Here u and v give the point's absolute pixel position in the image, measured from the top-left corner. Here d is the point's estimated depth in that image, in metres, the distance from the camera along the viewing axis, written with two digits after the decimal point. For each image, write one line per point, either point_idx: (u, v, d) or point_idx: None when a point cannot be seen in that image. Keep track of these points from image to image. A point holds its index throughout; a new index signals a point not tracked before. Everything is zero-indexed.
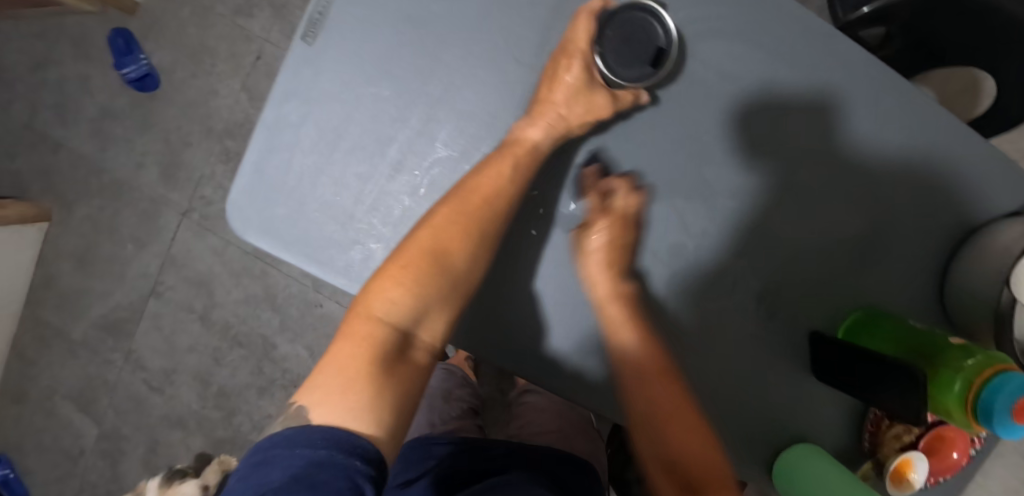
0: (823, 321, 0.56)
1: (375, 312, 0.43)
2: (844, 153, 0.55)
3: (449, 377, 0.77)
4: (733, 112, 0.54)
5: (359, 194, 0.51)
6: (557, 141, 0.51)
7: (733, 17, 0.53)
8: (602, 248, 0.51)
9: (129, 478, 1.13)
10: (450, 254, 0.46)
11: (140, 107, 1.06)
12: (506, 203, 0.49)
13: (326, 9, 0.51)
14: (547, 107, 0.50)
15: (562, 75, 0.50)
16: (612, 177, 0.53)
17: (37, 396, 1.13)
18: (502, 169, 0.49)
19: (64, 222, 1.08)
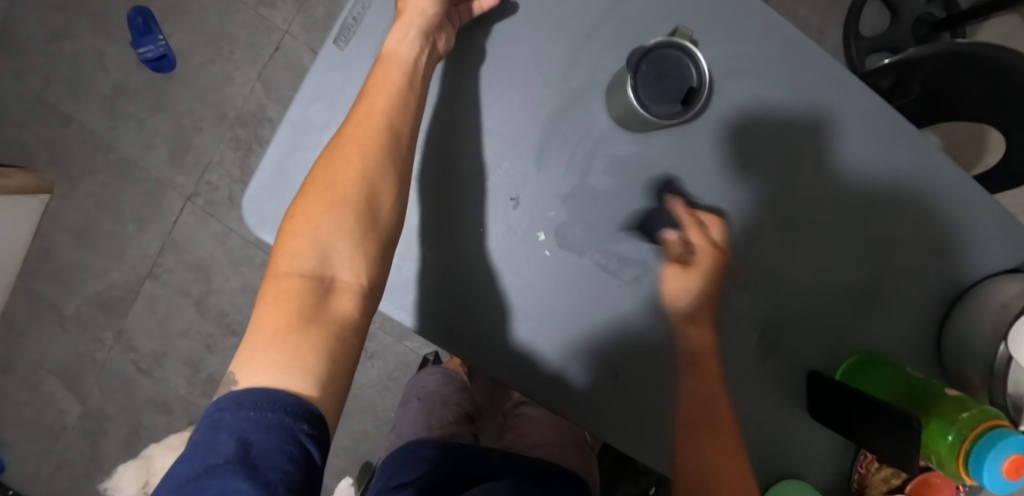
0: (822, 361, 0.57)
1: (283, 267, 0.41)
2: (846, 187, 0.56)
3: (447, 382, 0.78)
4: (752, 151, 0.54)
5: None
6: (422, 42, 0.48)
7: (760, 57, 0.54)
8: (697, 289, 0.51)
9: (109, 458, 1.12)
10: (343, 186, 0.43)
11: (154, 87, 1.05)
12: (398, 129, 0.46)
13: (361, 16, 0.52)
14: (402, 18, 0.49)
15: None
16: (703, 213, 0.52)
17: (21, 369, 1.12)
18: (383, 99, 0.46)
19: (66, 196, 1.08)
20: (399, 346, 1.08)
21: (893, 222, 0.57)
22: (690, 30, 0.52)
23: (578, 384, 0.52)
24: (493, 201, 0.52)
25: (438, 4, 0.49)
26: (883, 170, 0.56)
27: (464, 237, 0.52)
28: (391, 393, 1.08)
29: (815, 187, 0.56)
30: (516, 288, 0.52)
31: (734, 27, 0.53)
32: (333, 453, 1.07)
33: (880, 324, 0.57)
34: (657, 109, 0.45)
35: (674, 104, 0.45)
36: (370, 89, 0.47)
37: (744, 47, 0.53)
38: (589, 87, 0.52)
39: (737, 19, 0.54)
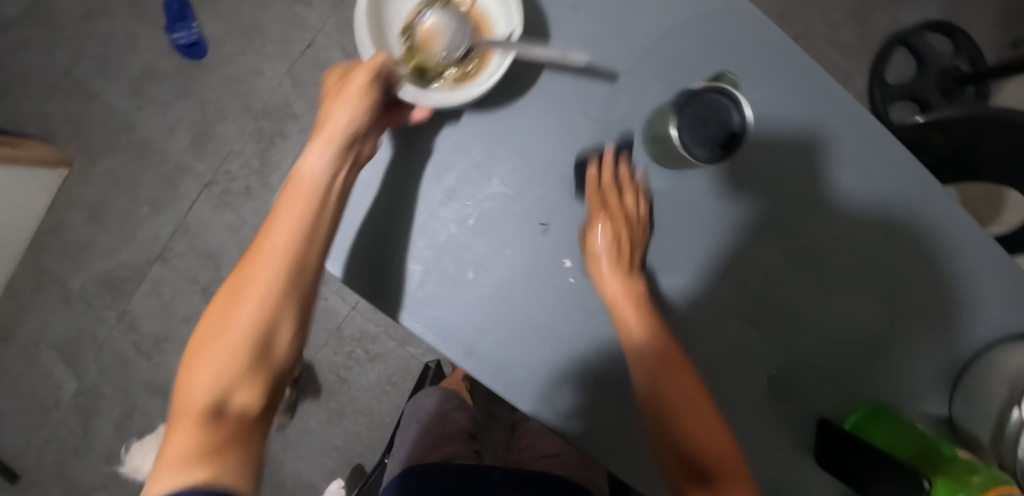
0: (830, 409, 0.57)
1: (183, 399, 0.38)
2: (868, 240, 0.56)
3: (446, 399, 0.77)
4: (785, 197, 0.55)
5: (409, 211, 0.50)
6: (341, 156, 0.44)
7: (801, 104, 0.53)
8: (608, 246, 0.49)
9: (101, 436, 1.12)
10: (243, 309, 0.40)
11: (182, 73, 1.06)
12: (310, 241, 0.42)
13: None
14: (319, 134, 0.44)
15: (333, 95, 0.46)
16: (619, 170, 0.51)
17: (21, 341, 1.12)
18: (291, 223, 0.42)
19: (84, 172, 1.08)
20: (401, 352, 1.07)
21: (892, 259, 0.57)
22: (735, 75, 0.52)
23: (594, 417, 0.51)
24: (521, 224, 0.50)
25: (360, 119, 0.44)
26: (901, 214, 0.56)
27: (488, 256, 0.50)
28: (389, 397, 1.07)
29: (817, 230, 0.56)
30: (536, 313, 0.50)
31: (779, 70, 0.53)
32: (324, 452, 1.07)
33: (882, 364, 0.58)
34: (696, 153, 0.43)
35: (712, 149, 0.43)
36: (275, 212, 0.43)
37: (786, 94, 0.53)
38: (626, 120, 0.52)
39: (781, 62, 0.53)
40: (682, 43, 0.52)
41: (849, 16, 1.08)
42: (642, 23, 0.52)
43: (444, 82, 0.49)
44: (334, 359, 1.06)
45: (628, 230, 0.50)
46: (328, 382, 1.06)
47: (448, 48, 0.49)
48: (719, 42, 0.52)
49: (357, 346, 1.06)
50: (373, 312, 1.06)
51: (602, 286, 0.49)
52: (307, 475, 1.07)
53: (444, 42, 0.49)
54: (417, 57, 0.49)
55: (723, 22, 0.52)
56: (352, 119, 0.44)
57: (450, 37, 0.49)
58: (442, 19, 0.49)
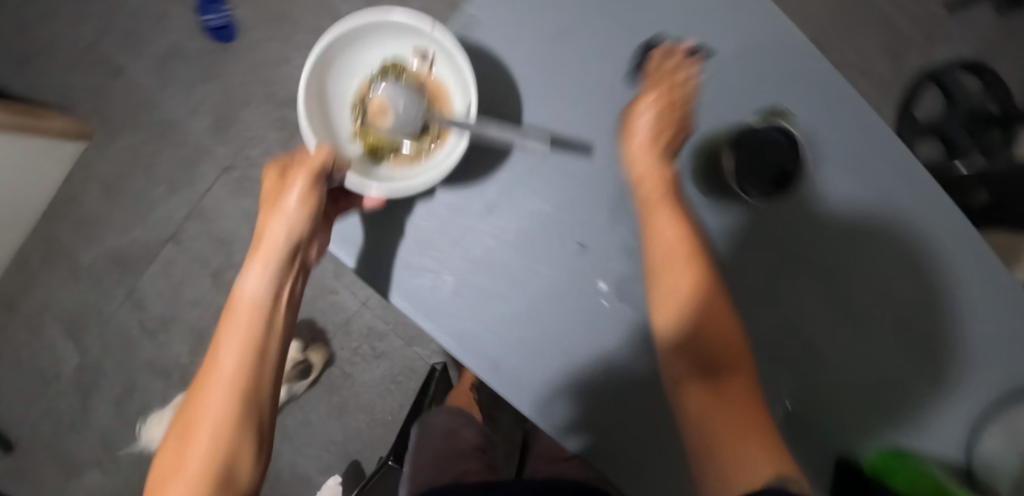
0: (851, 447, 0.54)
1: None
2: (904, 283, 0.53)
3: (457, 417, 0.77)
4: (829, 233, 0.53)
5: (449, 224, 0.49)
6: (283, 271, 0.44)
7: (854, 141, 0.51)
8: (652, 115, 0.46)
9: (99, 413, 1.12)
10: (196, 442, 0.41)
11: (210, 55, 1.05)
12: (257, 364, 0.43)
13: (463, 36, 0.50)
14: (257, 256, 0.43)
15: (269, 202, 0.44)
16: (680, 52, 0.48)
17: (28, 311, 1.11)
18: (233, 351, 0.42)
19: (103, 147, 1.08)
20: (408, 352, 1.06)
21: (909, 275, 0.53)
22: (793, 114, 0.51)
23: (616, 446, 0.49)
24: (561, 245, 0.49)
25: (299, 231, 0.43)
26: (939, 256, 0.53)
27: (524, 275, 0.49)
28: (391, 397, 1.06)
29: (824, 254, 0.53)
30: (564, 334, 0.49)
31: (835, 107, 0.51)
32: (322, 446, 1.07)
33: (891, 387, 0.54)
34: (751, 193, 0.47)
35: (764, 189, 0.46)
36: (218, 338, 0.43)
37: (840, 133, 0.51)
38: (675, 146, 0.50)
39: (840, 98, 0.51)
40: (734, 74, 0.51)
41: (884, 49, 1.07)
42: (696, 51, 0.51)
43: (399, 160, 0.49)
44: (340, 353, 1.06)
45: (678, 106, 0.47)
46: (332, 376, 1.06)
47: (399, 124, 0.48)
48: (772, 74, 0.51)
49: (364, 342, 1.06)
50: (382, 310, 1.05)
51: (635, 155, 0.46)
52: (303, 468, 1.07)
53: (395, 119, 0.48)
54: (369, 136, 0.49)
55: (781, 57, 0.51)
56: (293, 234, 0.43)
57: (400, 111, 0.48)
58: (393, 92, 0.49)
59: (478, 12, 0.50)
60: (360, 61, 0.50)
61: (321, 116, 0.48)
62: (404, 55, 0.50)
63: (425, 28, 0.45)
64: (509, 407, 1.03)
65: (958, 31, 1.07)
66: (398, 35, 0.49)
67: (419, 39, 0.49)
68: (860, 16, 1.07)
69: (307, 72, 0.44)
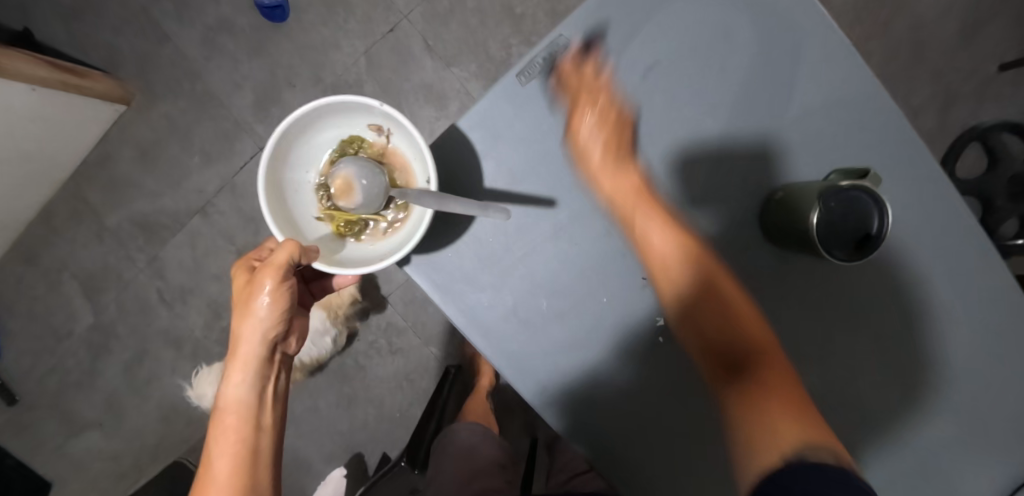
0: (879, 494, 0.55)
1: None
2: (950, 342, 0.54)
3: (480, 435, 0.79)
4: (884, 292, 0.53)
5: (511, 243, 0.51)
6: (264, 365, 0.47)
7: (925, 206, 0.52)
8: (593, 124, 0.51)
9: (106, 375, 1.11)
10: None
11: (260, 32, 1.05)
12: (253, 453, 0.47)
13: (552, 57, 0.50)
14: (235, 361, 0.46)
15: (237, 307, 0.46)
16: (591, 56, 0.50)
17: (47, 265, 1.11)
18: (229, 444, 0.46)
19: (142, 112, 1.07)
20: (424, 351, 1.05)
21: (946, 316, 0.53)
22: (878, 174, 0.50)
23: (651, 471, 0.52)
24: (624, 276, 0.51)
25: (278, 326, 0.46)
26: (989, 317, 0.53)
27: (582, 303, 0.51)
28: (401, 393, 1.06)
29: (864, 301, 0.53)
30: (610, 359, 0.52)
31: (909, 167, 0.51)
32: (327, 435, 1.06)
33: (909, 422, 0.55)
34: (834, 253, 0.44)
35: (847, 250, 0.43)
36: (212, 446, 0.46)
37: (910, 196, 0.51)
38: (740, 190, 0.52)
39: (915, 159, 0.51)
40: (818, 126, 0.51)
41: (934, 102, 1.07)
42: (786, 98, 0.51)
43: (371, 235, 0.51)
44: (356, 345, 1.05)
45: (607, 98, 0.51)
46: (345, 366, 1.06)
47: (363, 201, 0.48)
48: (851, 127, 0.51)
49: (381, 336, 1.05)
50: (404, 306, 1.05)
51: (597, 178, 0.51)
52: (305, 454, 1.07)
53: (360, 195, 0.48)
54: (337, 218, 0.50)
55: (869, 115, 0.51)
56: (273, 330, 0.46)
57: (364, 187, 0.48)
58: (351, 171, 0.49)
59: (568, 32, 0.49)
60: (317, 145, 0.50)
61: (285, 206, 0.48)
62: (360, 131, 0.50)
63: (372, 104, 0.46)
64: (519, 417, 1.03)
65: (1013, 93, 1.06)
66: (349, 115, 0.49)
67: (371, 117, 0.48)
68: (913, 66, 1.07)
69: (263, 171, 0.45)
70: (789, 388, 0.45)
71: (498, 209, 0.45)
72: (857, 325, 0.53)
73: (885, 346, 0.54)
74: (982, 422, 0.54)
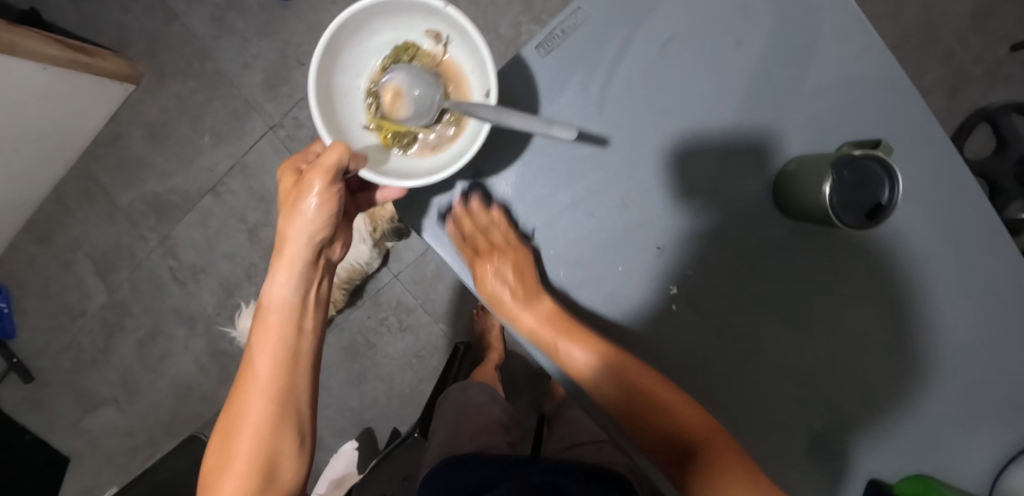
0: (885, 471, 0.56)
1: None
2: (957, 313, 0.55)
3: (487, 395, 0.79)
4: (891, 264, 0.54)
5: (530, 214, 0.53)
6: (309, 266, 0.48)
7: (932, 178, 0.53)
8: (502, 278, 0.52)
9: (120, 353, 1.13)
10: (245, 421, 0.46)
11: (269, 11, 1.05)
12: (293, 352, 0.48)
13: (570, 30, 0.51)
14: (281, 261, 0.47)
15: (288, 204, 0.46)
16: (471, 207, 0.53)
17: (59, 245, 1.12)
18: (269, 339, 0.47)
19: (152, 91, 1.08)
20: (433, 328, 1.07)
21: (952, 288, 0.54)
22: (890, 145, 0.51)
23: None
24: (639, 247, 0.52)
25: (325, 230, 0.47)
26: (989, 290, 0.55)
27: (597, 274, 0.53)
28: (411, 370, 1.08)
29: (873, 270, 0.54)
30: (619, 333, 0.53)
31: (920, 141, 0.52)
32: (338, 411, 1.08)
33: (918, 398, 0.56)
34: (845, 219, 0.43)
35: (859, 217, 0.43)
36: (256, 338, 0.47)
37: (920, 172, 0.53)
38: (754, 176, 0.52)
39: (927, 131, 0.52)
40: (834, 98, 0.51)
41: (945, 83, 1.07)
42: (801, 69, 0.51)
43: (418, 150, 0.50)
44: (366, 322, 1.07)
45: (507, 254, 0.52)
46: (356, 343, 1.07)
47: (414, 112, 0.49)
48: (865, 102, 0.51)
49: (391, 313, 1.07)
50: (413, 284, 1.06)
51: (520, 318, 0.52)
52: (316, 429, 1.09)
53: (411, 107, 0.49)
54: (385, 128, 0.50)
55: (881, 87, 0.51)
56: (321, 230, 0.47)
57: (415, 98, 0.49)
58: (404, 81, 0.49)
59: (585, 7, 0.51)
60: (370, 48, 0.50)
61: (336, 115, 0.48)
62: (416, 39, 0.50)
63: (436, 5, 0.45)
64: (527, 394, 1.05)
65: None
66: (407, 18, 0.49)
67: (431, 22, 0.48)
68: (923, 48, 1.07)
69: (313, 75, 0.45)
70: (729, 469, 0.46)
71: (560, 126, 0.44)
72: (864, 298, 0.55)
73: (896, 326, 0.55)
74: (985, 395, 0.56)
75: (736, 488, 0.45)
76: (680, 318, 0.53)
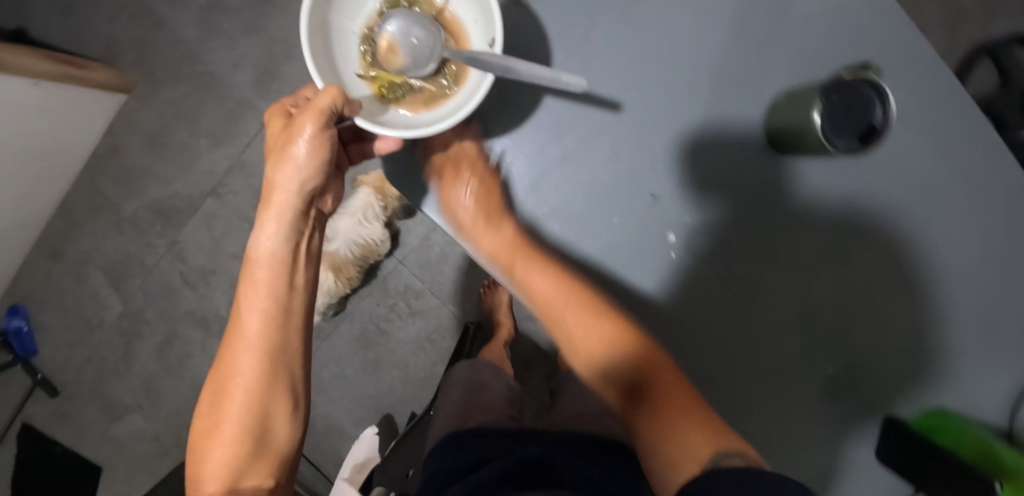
0: (898, 408, 0.56)
1: (209, 464, 0.47)
2: (966, 248, 0.53)
3: (485, 369, 0.80)
4: (899, 198, 0.52)
5: (524, 172, 0.52)
6: (299, 221, 0.47)
7: (933, 104, 0.51)
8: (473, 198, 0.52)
9: (140, 359, 1.15)
10: (236, 380, 0.47)
11: (253, 7, 1.05)
12: (284, 313, 0.47)
13: None
14: (270, 209, 0.45)
15: (278, 152, 0.44)
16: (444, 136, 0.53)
17: (71, 259, 1.14)
18: (257, 298, 0.46)
19: (145, 98, 1.09)
20: (443, 310, 1.08)
21: (962, 220, 0.53)
22: (878, 68, 0.50)
23: None
24: (634, 200, 0.52)
25: (315, 181, 0.46)
26: (1000, 222, 0.53)
27: (592, 228, 0.52)
28: (425, 353, 1.09)
29: (882, 205, 0.52)
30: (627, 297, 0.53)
31: (918, 67, 0.50)
32: (356, 399, 1.10)
33: (936, 336, 0.55)
34: (839, 145, 0.43)
35: (852, 141, 0.42)
36: (245, 296, 0.47)
37: (920, 97, 0.51)
38: (745, 118, 0.51)
39: (922, 55, 0.50)
40: (822, 29, 0.50)
41: (943, 21, 1.04)
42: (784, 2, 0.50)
43: (412, 103, 0.49)
44: (376, 310, 1.08)
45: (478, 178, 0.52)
46: (368, 331, 1.09)
47: (412, 62, 0.48)
48: (853, 31, 0.50)
49: (400, 299, 1.07)
50: (419, 269, 1.06)
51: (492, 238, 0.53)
52: (336, 419, 1.10)
53: (409, 56, 0.48)
54: (381, 78, 0.49)
55: (870, 14, 0.50)
56: (309, 180, 0.45)
57: (415, 46, 0.48)
58: (403, 30, 0.48)
59: None
60: None
61: (327, 57, 0.46)
62: None
63: None
64: (540, 369, 1.06)
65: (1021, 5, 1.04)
66: None
67: None
68: None
69: (306, 13, 0.42)
70: (680, 402, 0.48)
71: (566, 79, 0.45)
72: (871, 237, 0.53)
73: (903, 262, 0.54)
74: (1004, 326, 0.55)
75: (676, 420, 0.47)
76: (677, 271, 0.53)
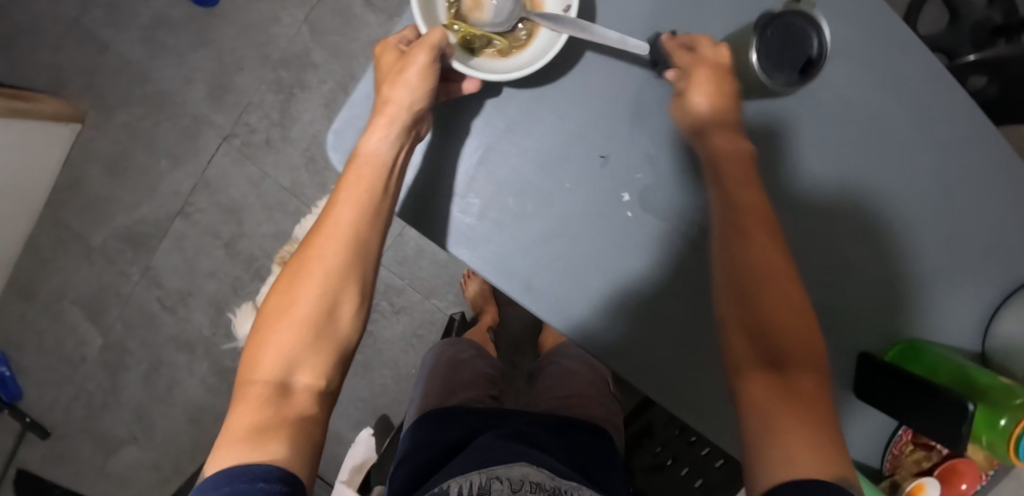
0: (870, 344, 0.56)
1: (262, 357, 0.42)
2: (920, 181, 0.55)
3: (461, 344, 0.78)
4: (851, 137, 0.53)
5: (471, 150, 0.51)
6: (403, 138, 0.46)
7: (864, 37, 0.52)
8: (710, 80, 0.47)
9: (127, 390, 1.14)
10: (319, 265, 0.44)
11: (197, 21, 1.04)
12: (376, 212, 0.46)
13: None
14: (381, 116, 0.46)
15: (397, 71, 0.46)
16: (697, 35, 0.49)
17: (44, 297, 1.12)
18: (351, 194, 0.45)
19: (99, 125, 1.07)
20: (426, 305, 1.08)
21: (915, 155, 0.55)
22: None
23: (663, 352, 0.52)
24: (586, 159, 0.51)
25: (423, 100, 0.46)
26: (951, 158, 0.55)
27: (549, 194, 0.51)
28: (414, 349, 1.08)
29: (853, 147, 0.53)
30: (616, 272, 0.51)
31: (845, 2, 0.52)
32: (350, 404, 1.09)
33: (904, 270, 0.56)
34: (776, 78, 0.43)
35: (791, 74, 0.42)
36: (342, 193, 0.46)
37: (851, 30, 0.52)
38: None
39: None
40: None
41: None
42: None
43: (489, 55, 0.48)
44: None
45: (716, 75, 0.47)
46: None
47: (495, 18, 0.48)
48: None
49: (382, 298, 1.07)
50: (398, 266, 1.06)
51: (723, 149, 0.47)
52: (333, 425, 1.09)
53: (493, 11, 0.47)
54: (461, 27, 0.48)
55: None
56: (419, 101, 0.46)
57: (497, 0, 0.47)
58: None
59: None
60: None
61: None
62: None
63: None
64: (530, 352, 1.05)
65: None
66: None
67: None
68: None
69: None
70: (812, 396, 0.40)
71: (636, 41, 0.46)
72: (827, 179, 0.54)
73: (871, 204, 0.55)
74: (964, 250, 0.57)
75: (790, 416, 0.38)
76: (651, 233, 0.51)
